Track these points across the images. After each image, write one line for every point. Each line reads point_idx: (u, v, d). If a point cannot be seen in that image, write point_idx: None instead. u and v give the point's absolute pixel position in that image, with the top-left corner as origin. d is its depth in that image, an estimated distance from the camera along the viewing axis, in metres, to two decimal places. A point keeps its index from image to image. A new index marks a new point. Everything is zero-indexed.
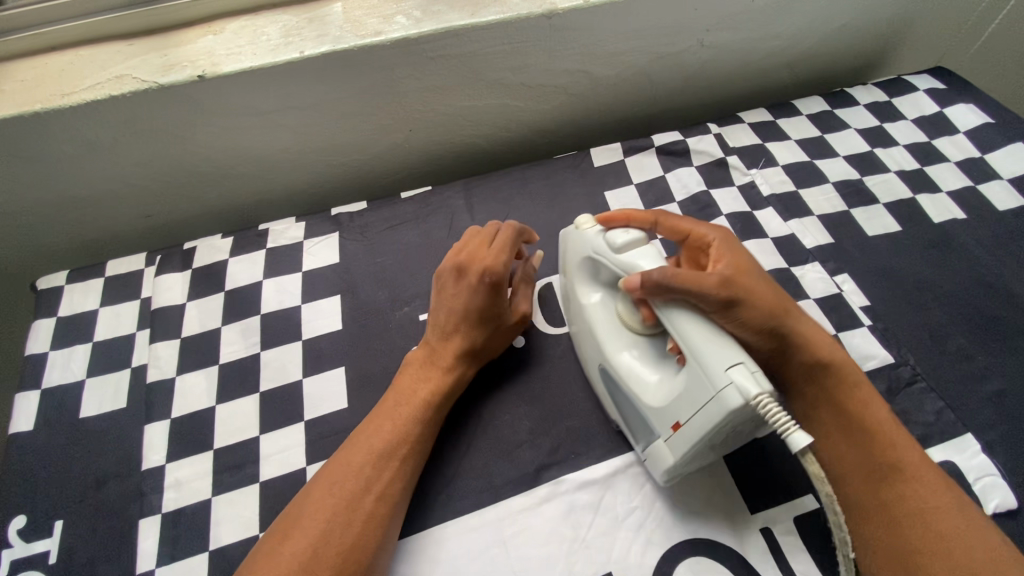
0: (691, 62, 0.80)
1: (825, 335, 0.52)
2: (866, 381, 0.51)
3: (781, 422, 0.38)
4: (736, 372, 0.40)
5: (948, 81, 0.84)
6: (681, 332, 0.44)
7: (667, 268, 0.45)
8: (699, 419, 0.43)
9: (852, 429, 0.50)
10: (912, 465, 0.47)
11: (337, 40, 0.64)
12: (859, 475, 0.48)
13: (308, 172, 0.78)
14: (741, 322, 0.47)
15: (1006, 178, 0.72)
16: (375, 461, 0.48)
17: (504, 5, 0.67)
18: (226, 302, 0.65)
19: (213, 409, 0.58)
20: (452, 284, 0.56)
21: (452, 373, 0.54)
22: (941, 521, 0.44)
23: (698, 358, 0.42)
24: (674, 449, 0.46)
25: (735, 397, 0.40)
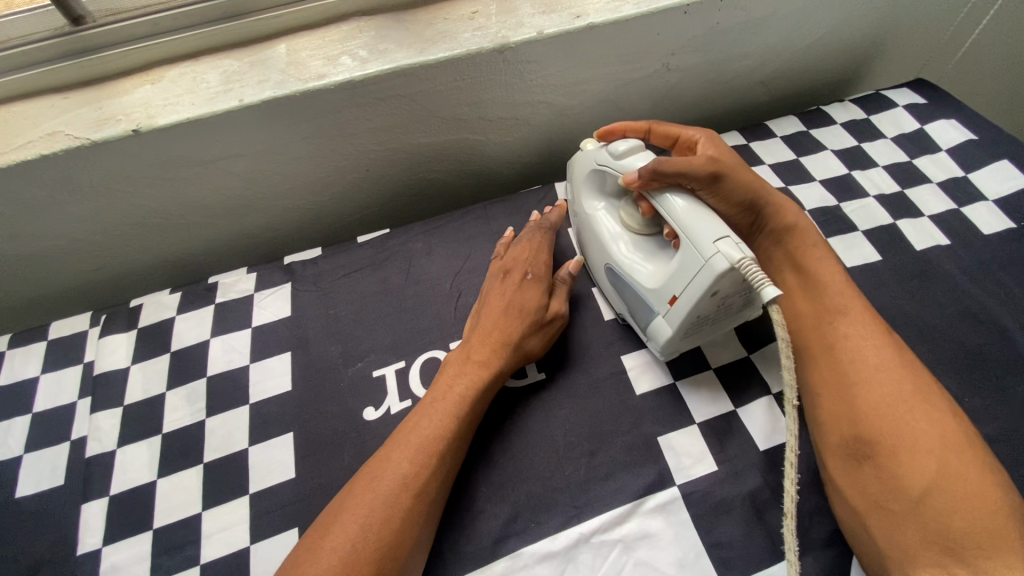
0: (659, 86, 0.76)
1: (793, 206, 0.60)
2: (823, 243, 0.58)
3: (758, 279, 0.43)
4: (723, 244, 0.45)
5: (929, 95, 0.81)
6: (674, 212, 0.50)
7: (663, 158, 0.51)
8: (693, 291, 0.47)
9: (803, 277, 0.56)
10: (856, 309, 0.52)
11: (278, 86, 0.61)
12: (810, 320, 0.54)
13: (264, 217, 0.75)
14: (720, 194, 0.56)
15: (991, 199, 0.69)
16: (391, 494, 0.46)
17: (454, 41, 0.64)
18: (172, 365, 0.62)
19: (155, 483, 0.55)
20: (497, 285, 0.60)
21: (487, 366, 0.54)
22: (879, 358, 0.48)
23: (693, 234, 0.47)
24: (671, 322, 0.51)
25: (721, 262, 0.45)
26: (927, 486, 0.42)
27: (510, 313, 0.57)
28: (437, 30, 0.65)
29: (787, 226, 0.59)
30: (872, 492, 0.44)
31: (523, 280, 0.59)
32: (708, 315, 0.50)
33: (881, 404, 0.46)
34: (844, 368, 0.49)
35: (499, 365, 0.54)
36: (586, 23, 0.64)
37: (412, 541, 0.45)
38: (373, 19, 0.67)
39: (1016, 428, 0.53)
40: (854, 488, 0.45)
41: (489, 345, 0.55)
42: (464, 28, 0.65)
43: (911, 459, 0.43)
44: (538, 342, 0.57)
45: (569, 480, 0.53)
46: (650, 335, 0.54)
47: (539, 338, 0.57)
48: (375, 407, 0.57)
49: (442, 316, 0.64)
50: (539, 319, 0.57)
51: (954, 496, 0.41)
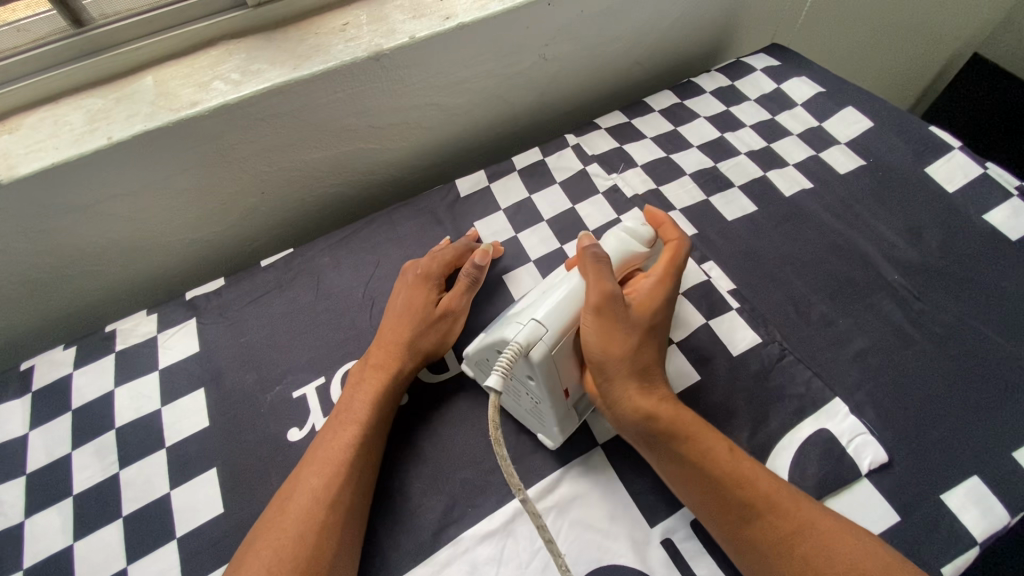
0: (540, 76, 0.80)
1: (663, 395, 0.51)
2: (709, 436, 0.49)
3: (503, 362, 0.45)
4: (532, 327, 0.48)
5: (782, 57, 0.89)
6: (557, 290, 0.52)
7: (602, 262, 0.52)
8: (494, 334, 0.51)
9: (683, 468, 0.48)
10: (759, 494, 0.46)
11: (149, 118, 0.60)
12: (713, 512, 0.46)
13: (159, 256, 0.73)
14: (598, 331, 0.50)
15: (843, 143, 0.77)
16: (305, 508, 0.46)
17: (327, 54, 0.64)
18: (75, 423, 0.59)
19: (71, 548, 0.52)
20: (397, 285, 0.62)
21: (387, 368, 0.55)
22: (809, 551, 0.43)
23: (540, 307, 0.50)
24: (475, 343, 0.54)
25: (513, 334, 0.48)
26: None
27: (405, 313, 0.58)
28: (310, 45, 0.65)
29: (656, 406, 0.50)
30: None
31: (413, 277, 0.60)
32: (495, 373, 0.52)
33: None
34: (772, 564, 0.43)
35: (398, 367, 0.55)
36: (456, 22, 0.66)
37: (334, 549, 0.45)
38: (242, 41, 0.66)
39: (884, 338, 0.60)
40: None
41: (387, 346, 0.56)
42: (337, 40, 0.65)
43: None
44: (432, 340, 0.58)
45: (499, 461, 0.55)
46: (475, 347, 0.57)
47: (433, 334, 0.58)
48: (299, 427, 0.57)
49: (357, 326, 0.63)
50: (428, 316, 0.58)
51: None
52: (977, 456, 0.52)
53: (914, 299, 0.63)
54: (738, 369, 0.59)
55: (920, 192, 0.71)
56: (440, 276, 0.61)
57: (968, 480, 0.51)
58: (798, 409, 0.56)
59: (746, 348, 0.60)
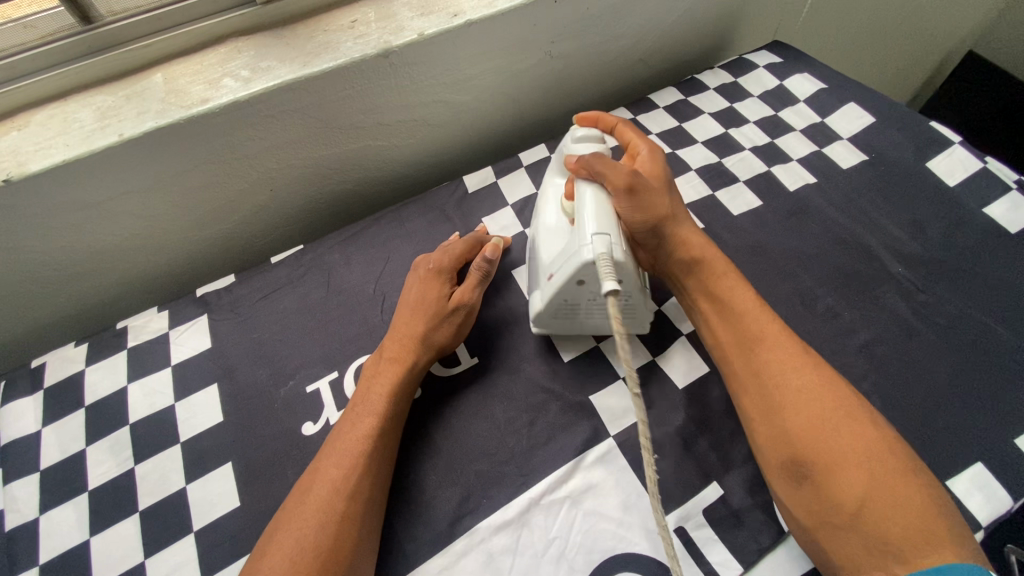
0: (546, 73, 0.80)
1: (700, 238, 0.58)
2: (734, 272, 0.56)
3: (604, 271, 0.46)
4: (599, 239, 0.50)
5: (784, 54, 0.90)
6: (580, 200, 0.54)
7: (599, 156, 0.57)
8: (565, 270, 0.52)
9: (722, 311, 0.55)
10: (764, 335, 0.51)
11: (159, 115, 0.60)
12: (732, 352, 0.53)
13: (168, 253, 0.73)
14: (637, 208, 0.56)
15: (845, 138, 0.78)
16: (324, 499, 0.47)
17: (336, 51, 0.64)
18: (88, 420, 0.59)
19: (88, 542, 0.52)
20: (410, 280, 0.63)
21: (401, 362, 0.56)
22: (801, 381, 0.48)
23: (582, 221, 0.52)
24: (544, 295, 0.56)
25: (588, 252, 0.49)
26: (863, 500, 0.42)
27: (418, 307, 0.59)
28: (319, 42, 0.65)
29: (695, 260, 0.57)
30: (816, 509, 0.44)
31: (427, 271, 0.61)
32: (578, 303, 0.55)
33: (807, 427, 0.46)
34: (771, 393, 0.49)
35: (412, 361, 0.56)
36: (464, 20, 0.67)
37: (354, 541, 0.45)
38: (250, 38, 0.66)
39: (889, 329, 0.61)
40: (800, 507, 0.45)
41: (400, 339, 0.57)
42: (345, 38, 0.66)
43: (844, 473, 0.43)
44: (446, 334, 0.58)
45: (513, 452, 0.55)
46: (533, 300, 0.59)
47: (446, 328, 0.58)
48: (314, 421, 0.57)
49: (368, 321, 0.64)
50: (440, 310, 0.58)
51: (886, 506, 0.41)
52: (982, 443, 0.53)
53: (918, 291, 0.64)
54: None
55: (923, 186, 0.72)
56: (452, 271, 0.61)
57: (973, 466, 0.52)
58: None
59: None
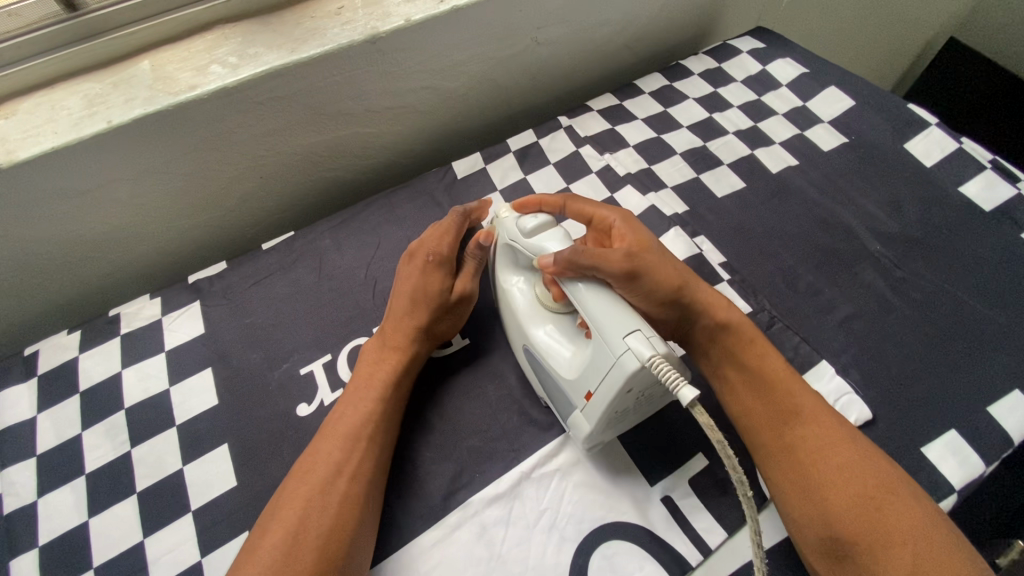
0: (532, 60, 0.81)
1: (722, 300, 0.55)
2: (761, 337, 0.54)
3: (670, 378, 0.39)
4: (634, 339, 0.41)
5: (766, 39, 0.91)
6: (583, 303, 0.46)
7: (578, 247, 0.47)
8: (609, 387, 0.43)
9: (750, 378, 0.52)
10: (800, 412, 0.50)
11: (148, 102, 0.60)
12: (767, 432, 0.50)
13: (158, 241, 0.73)
14: (640, 292, 0.50)
15: (826, 121, 0.80)
16: (328, 480, 0.48)
17: (323, 37, 0.65)
18: (83, 405, 0.59)
19: (87, 524, 0.53)
20: (405, 269, 0.61)
21: (404, 352, 0.57)
22: (842, 459, 0.47)
23: (604, 331, 0.43)
24: (590, 418, 0.47)
25: (631, 361, 0.41)
26: None
27: (418, 298, 0.58)
28: (307, 29, 0.66)
29: (722, 325, 0.54)
30: None
31: (429, 267, 0.59)
32: (628, 407, 0.47)
33: (851, 508, 0.45)
34: (812, 476, 0.47)
35: (415, 350, 0.57)
36: (450, 6, 0.67)
37: (357, 518, 0.47)
38: (237, 25, 0.67)
39: (867, 305, 0.63)
40: None
41: (402, 329, 0.57)
42: (332, 24, 0.66)
43: (889, 555, 0.42)
44: (448, 325, 0.60)
45: (504, 429, 0.57)
46: (570, 426, 0.50)
47: (447, 320, 0.60)
48: (308, 402, 0.58)
49: (360, 306, 0.65)
50: (444, 303, 0.59)
51: None
52: (955, 411, 0.56)
53: (895, 268, 0.66)
54: None
55: (900, 167, 0.74)
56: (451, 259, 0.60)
57: (946, 433, 0.54)
58: None
59: None
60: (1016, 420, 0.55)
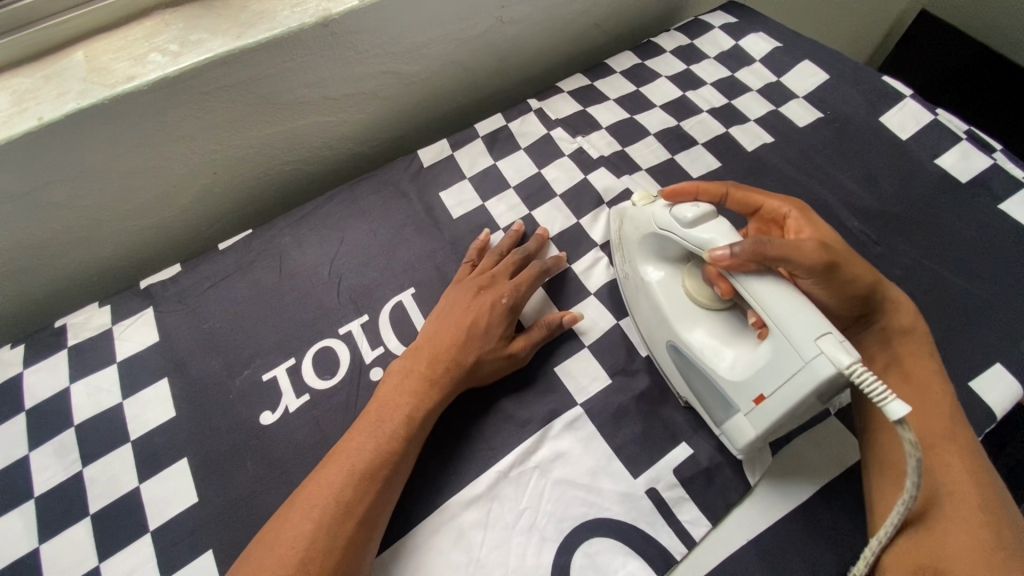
0: (498, 40, 0.77)
1: (909, 305, 0.52)
2: (933, 348, 0.51)
3: (875, 391, 0.36)
4: (826, 342, 0.39)
5: (738, 14, 0.89)
6: (763, 302, 0.43)
7: (764, 236, 0.43)
8: (789, 393, 0.41)
9: (915, 392, 0.48)
10: (949, 449, 0.45)
11: (83, 95, 0.55)
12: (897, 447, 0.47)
13: (107, 245, 0.69)
14: (835, 287, 0.47)
15: (801, 96, 0.78)
16: (334, 521, 0.43)
17: (271, 21, 0.61)
18: (29, 424, 0.56)
19: (36, 551, 0.50)
20: (472, 298, 0.57)
21: (440, 390, 0.51)
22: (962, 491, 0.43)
23: (789, 331, 0.41)
24: (756, 424, 0.45)
25: (826, 366, 0.39)
26: None
27: (477, 335, 0.54)
28: (253, 12, 0.61)
29: (904, 329, 0.51)
30: None
31: (499, 303, 0.56)
32: (794, 419, 0.44)
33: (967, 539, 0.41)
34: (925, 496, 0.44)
35: (452, 386, 0.52)
36: None
37: (356, 560, 0.43)
38: (178, 11, 0.62)
39: None
40: None
41: (445, 363, 0.52)
42: (281, 6, 0.62)
43: None
44: (495, 368, 0.54)
45: (481, 427, 0.54)
46: (726, 431, 0.49)
47: (496, 369, 0.54)
48: (272, 409, 0.55)
49: (325, 305, 0.62)
50: (498, 349, 0.54)
51: None
52: None
53: (873, 244, 0.64)
54: None
55: (876, 140, 0.72)
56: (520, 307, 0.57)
57: None
58: None
59: None
60: (997, 394, 0.54)
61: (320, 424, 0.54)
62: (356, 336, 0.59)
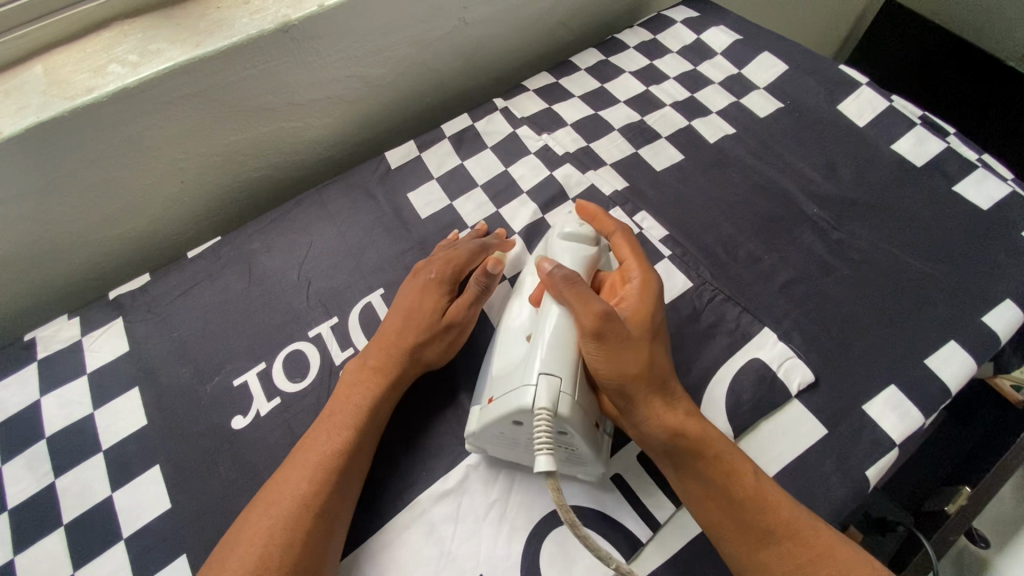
0: (462, 42, 0.78)
1: (690, 408, 0.49)
2: (742, 460, 0.46)
3: (540, 438, 0.42)
4: (545, 382, 0.44)
5: (700, 8, 0.90)
6: (544, 321, 0.48)
7: (574, 278, 0.49)
8: (501, 404, 0.46)
9: (710, 484, 0.46)
10: (786, 526, 0.44)
11: (42, 108, 0.56)
12: (727, 529, 0.45)
13: (75, 257, 0.69)
14: (604, 362, 0.47)
15: (761, 88, 0.79)
16: (292, 516, 0.44)
17: (230, 28, 0.61)
18: (0, 438, 0.56)
19: (11, 562, 0.50)
20: (406, 284, 0.59)
21: (387, 375, 0.53)
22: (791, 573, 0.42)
23: (536, 355, 0.46)
24: (479, 418, 0.48)
25: (528, 396, 0.44)
26: None
27: (410, 316, 0.55)
28: (212, 20, 0.62)
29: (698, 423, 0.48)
30: None
31: (427, 281, 0.58)
32: (515, 439, 0.48)
33: None
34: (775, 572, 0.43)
35: (398, 373, 0.53)
36: None
37: (319, 553, 0.44)
38: (138, 21, 0.62)
39: (807, 267, 0.64)
40: None
41: (388, 349, 0.54)
42: (240, 13, 0.62)
43: None
44: (438, 351, 0.55)
45: (449, 423, 0.55)
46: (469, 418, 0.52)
47: (436, 345, 0.55)
48: (244, 414, 0.56)
49: (295, 309, 0.62)
50: (433, 325, 0.55)
51: None
52: (893, 368, 0.56)
53: (832, 230, 0.66)
54: (672, 311, 0.61)
55: (835, 129, 0.74)
56: (453, 282, 0.58)
57: (886, 389, 0.55)
58: (729, 345, 0.58)
59: (681, 292, 0.62)
60: (951, 371, 0.56)
61: (291, 426, 0.55)
62: (325, 338, 0.60)
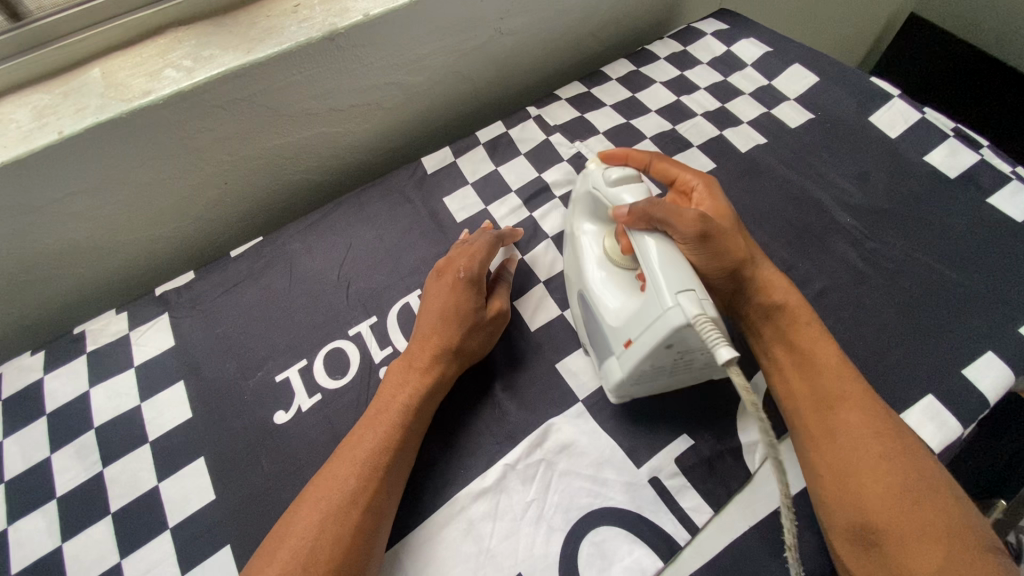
0: (497, 51, 0.80)
1: (781, 281, 0.55)
2: (816, 319, 0.53)
3: (711, 337, 0.38)
4: (684, 297, 0.42)
5: (729, 20, 0.91)
6: (646, 255, 0.46)
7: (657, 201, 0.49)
8: (648, 338, 0.44)
9: (795, 355, 0.52)
10: (851, 400, 0.48)
11: (101, 110, 0.58)
12: (809, 412, 0.49)
13: (122, 255, 0.71)
14: (711, 254, 0.50)
15: (792, 99, 0.80)
16: (339, 511, 0.45)
17: (281, 36, 0.63)
18: (51, 427, 0.57)
19: (60, 549, 0.51)
20: (433, 285, 0.59)
21: (432, 373, 0.54)
22: (851, 440, 0.46)
23: (656, 281, 0.44)
24: (622, 365, 0.48)
25: (676, 317, 0.42)
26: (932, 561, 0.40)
27: (447, 316, 0.56)
28: (263, 28, 0.64)
29: (773, 304, 0.53)
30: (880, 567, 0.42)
31: (457, 280, 0.58)
32: (665, 364, 0.47)
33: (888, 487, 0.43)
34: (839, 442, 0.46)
35: (441, 372, 0.54)
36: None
37: (365, 547, 0.45)
38: (191, 28, 0.65)
39: (841, 276, 0.64)
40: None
41: (431, 349, 0.55)
42: (290, 22, 0.64)
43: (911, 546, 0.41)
44: (479, 342, 0.57)
45: (486, 421, 0.56)
46: (604, 372, 0.52)
47: (478, 337, 0.57)
48: (286, 409, 0.57)
49: (335, 307, 0.64)
50: (473, 321, 0.56)
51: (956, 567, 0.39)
52: (931, 378, 0.56)
53: (867, 239, 0.66)
54: None
55: (867, 140, 0.75)
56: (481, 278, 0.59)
57: (924, 398, 0.55)
58: None
59: None
60: (990, 382, 0.55)
61: (332, 422, 0.56)
62: (365, 336, 0.61)
